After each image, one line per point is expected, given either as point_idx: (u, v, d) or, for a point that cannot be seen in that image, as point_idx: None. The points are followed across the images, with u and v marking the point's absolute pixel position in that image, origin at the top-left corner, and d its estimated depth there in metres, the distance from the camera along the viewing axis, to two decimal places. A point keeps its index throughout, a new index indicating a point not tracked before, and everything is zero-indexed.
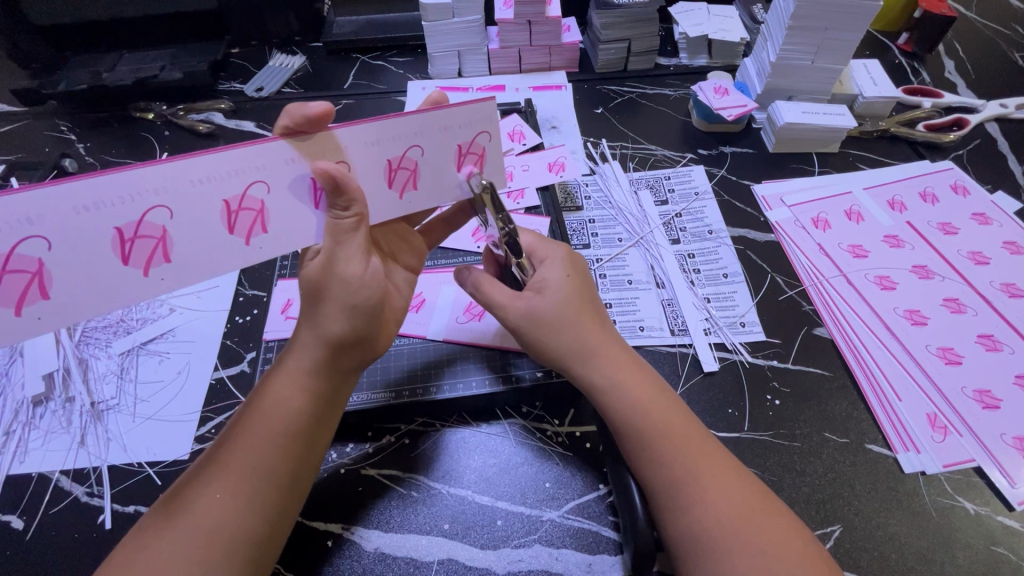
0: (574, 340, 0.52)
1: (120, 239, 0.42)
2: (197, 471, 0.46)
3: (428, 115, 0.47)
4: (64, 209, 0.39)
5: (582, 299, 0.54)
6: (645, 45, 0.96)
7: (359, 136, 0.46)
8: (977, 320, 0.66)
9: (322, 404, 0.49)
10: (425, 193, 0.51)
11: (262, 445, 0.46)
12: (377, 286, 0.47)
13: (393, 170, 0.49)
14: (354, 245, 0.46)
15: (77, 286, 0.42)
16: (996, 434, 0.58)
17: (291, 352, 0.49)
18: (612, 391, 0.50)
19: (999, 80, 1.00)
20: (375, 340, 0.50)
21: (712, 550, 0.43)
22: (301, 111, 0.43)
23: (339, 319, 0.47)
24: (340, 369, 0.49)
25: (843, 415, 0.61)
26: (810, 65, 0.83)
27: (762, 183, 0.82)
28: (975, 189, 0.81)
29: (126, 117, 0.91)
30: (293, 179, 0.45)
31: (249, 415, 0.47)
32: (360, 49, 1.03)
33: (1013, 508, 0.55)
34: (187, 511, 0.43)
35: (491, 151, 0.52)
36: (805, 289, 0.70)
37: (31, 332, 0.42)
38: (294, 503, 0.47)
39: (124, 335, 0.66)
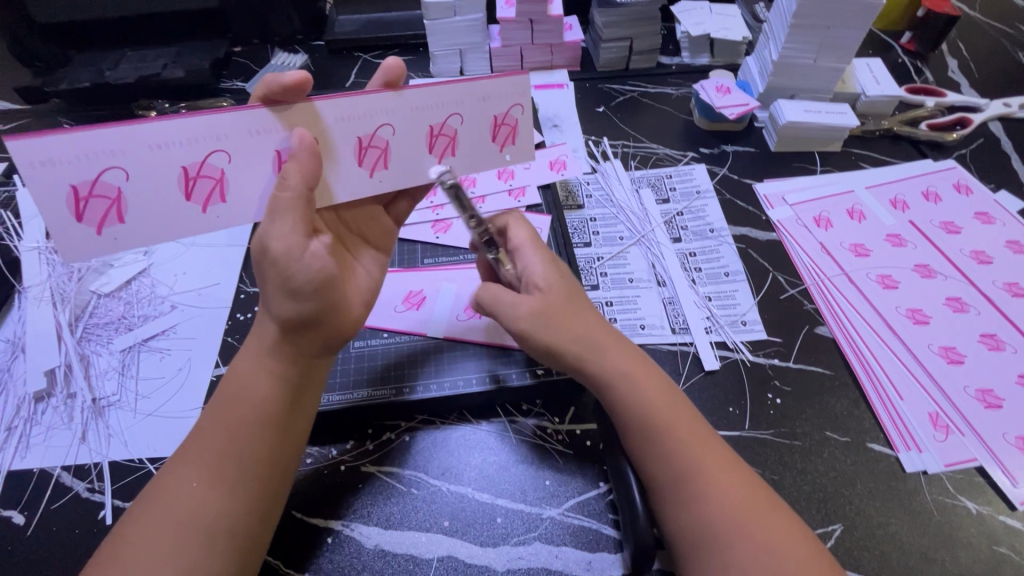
0: (570, 334, 0.51)
1: (185, 176, 0.46)
2: (176, 462, 0.46)
3: (466, 86, 0.50)
4: (139, 146, 0.44)
5: (572, 293, 0.54)
6: (647, 44, 0.96)
7: (403, 103, 0.49)
8: (980, 319, 0.66)
9: (290, 388, 0.49)
10: (463, 160, 0.53)
11: (233, 434, 0.46)
12: (312, 266, 0.45)
13: (435, 136, 0.52)
14: (286, 221, 0.44)
15: (147, 215, 0.46)
16: (998, 434, 0.58)
17: (252, 338, 0.50)
18: (622, 390, 0.49)
19: (1003, 79, 1.00)
20: (337, 319, 0.50)
21: (717, 546, 0.43)
22: (277, 81, 0.46)
23: (283, 300, 0.46)
24: (300, 352, 0.49)
25: (845, 414, 0.60)
26: (812, 64, 0.83)
27: (763, 182, 0.82)
28: (978, 188, 0.81)
29: (127, 115, 0.91)
30: (347, 139, 0.49)
31: (219, 403, 0.48)
32: (362, 48, 1.04)
33: (1014, 508, 0.54)
34: (168, 500, 0.44)
35: (524, 124, 0.54)
36: (806, 288, 0.70)
37: (108, 251, 0.47)
38: (272, 491, 0.47)
39: (125, 332, 0.66)
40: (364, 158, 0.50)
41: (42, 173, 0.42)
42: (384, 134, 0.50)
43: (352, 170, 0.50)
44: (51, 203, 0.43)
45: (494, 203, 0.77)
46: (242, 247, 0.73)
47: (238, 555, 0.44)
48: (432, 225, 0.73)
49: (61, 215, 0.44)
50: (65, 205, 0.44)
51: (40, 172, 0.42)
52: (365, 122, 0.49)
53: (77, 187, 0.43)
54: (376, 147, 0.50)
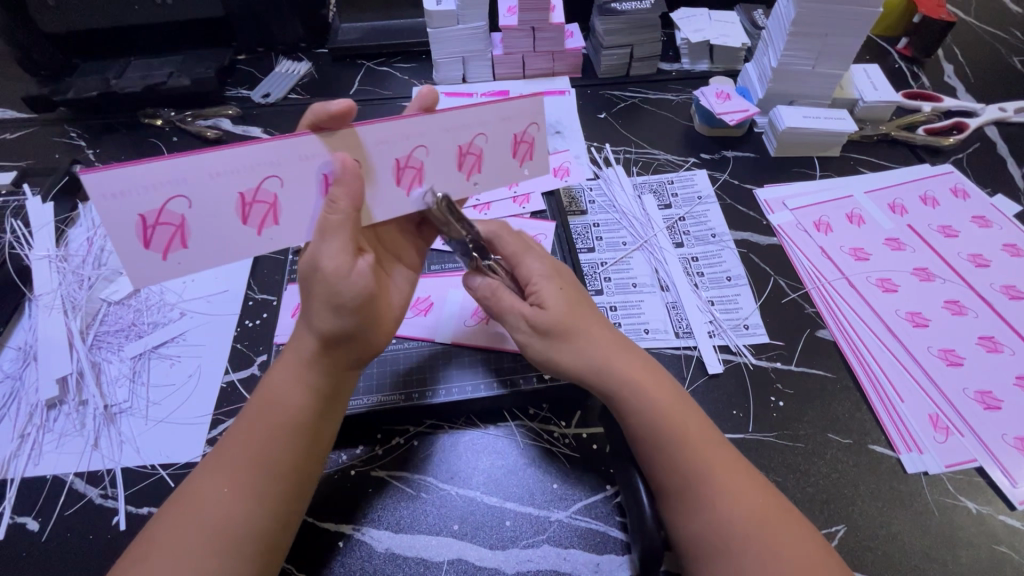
0: (582, 349, 0.52)
1: (242, 202, 0.47)
2: (207, 467, 0.47)
3: (491, 106, 0.51)
4: (199, 174, 0.45)
5: (580, 307, 0.55)
6: (647, 51, 0.98)
7: (436, 124, 0.49)
8: (979, 321, 0.67)
9: (324, 399, 0.50)
10: (489, 177, 0.54)
11: (266, 441, 0.47)
12: (358, 284, 0.47)
13: (462, 155, 0.52)
14: (337, 240, 0.46)
15: (208, 240, 0.47)
16: (998, 435, 0.59)
17: (291, 350, 0.51)
18: (625, 399, 0.50)
19: (998, 84, 1.02)
20: (372, 334, 0.51)
21: (730, 547, 0.44)
22: (323, 109, 0.47)
23: (329, 315, 0.47)
24: (337, 364, 0.50)
25: (847, 416, 0.61)
26: (811, 71, 0.84)
27: (764, 187, 0.83)
28: (975, 192, 0.82)
29: (134, 123, 0.92)
30: (385, 162, 0.49)
31: (253, 411, 0.49)
32: (365, 56, 1.05)
33: (1014, 507, 0.55)
34: (197, 503, 0.45)
35: (541, 141, 0.55)
36: (807, 292, 0.71)
37: (172, 276, 0.48)
38: (300, 498, 0.48)
39: (136, 339, 0.67)
40: (401, 177, 0.51)
41: (112, 204, 0.43)
42: (419, 155, 0.50)
43: (390, 191, 0.51)
44: (121, 232, 0.44)
45: (499, 209, 0.78)
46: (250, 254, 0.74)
47: (262, 560, 0.45)
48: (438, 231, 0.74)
49: (129, 243, 0.45)
50: (133, 233, 0.45)
51: (110, 203, 0.43)
52: (400, 144, 0.49)
53: (145, 216, 0.44)
54: (411, 167, 0.51)
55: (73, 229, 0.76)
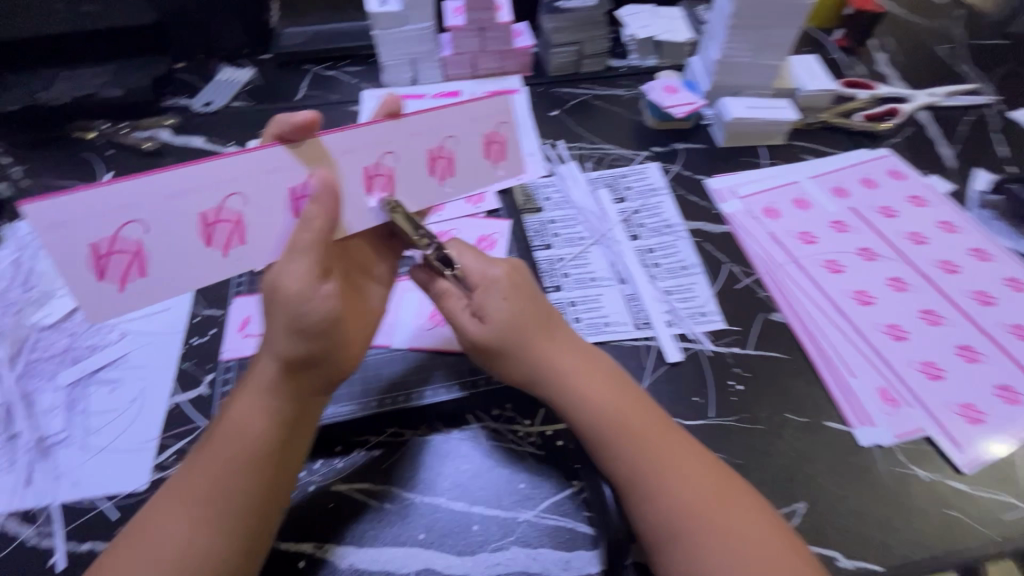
0: (525, 359, 0.51)
1: (202, 223, 0.45)
2: (161, 504, 0.44)
3: (455, 108, 0.51)
4: (153, 198, 0.43)
5: (529, 315, 0.52)
6: (596, 48, 0.99)
7: (402, 130, 0.49)
8: (920, 296, 0.70)
9: (287, 428, 0.47)
10: (461, 180, 0.54)
11: (227, 473, 0.44)
12: (321, 308, 0.44)
13: (433, 160, 0.52)
14: (303, 262, 0.44)
15: (170, 264, 0.45)
16: (942, 403, 0.61)
17: (253, 375, 0.48)
18: (583, 397, 0.50)
19: (926, 71, 1.07)
20: (339, 355, 0.49)
21: (683, 539, 0.44)
22: (289, 121, 0.46)
23: (291, 340, 0.45)
24: (306, 390, 0.48)
25: (802, 395, 0.63)
26: (753, 62, 0.86)
27: (714, 177, 0.85)
28: (911, 174, 0.86)
29: (65, 137, 0.87)
30: (354, 171, 0.49)
31: (211, 442, 0.46)
32: (312, 60, 1.02)
33: (961, 472, 0.58)
34: (154, 545, 0.42)
35: (512, 140, 0.55)
36: (760, 277, 0.73)
37: (136, 305, 0.46)
38: (266, 529, 0.46)
39: (71, 365, 0.63)
40: (372, 185, 0.50)
41: (60, 235, 0.41)
42: (388, 161, 0.50)
43: (361, 199, 0.50)
44: (74, 263, 0.43)
45: (453, 210, 0.77)
46: None
47: None
48: None
49: (83, 275, 0.43)
50: (87, 263, 0.43)
51: (57, 235, 0.41)
52: (368, 152, 0.49)
53: (98, 245, 0.43)
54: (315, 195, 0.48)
55: None
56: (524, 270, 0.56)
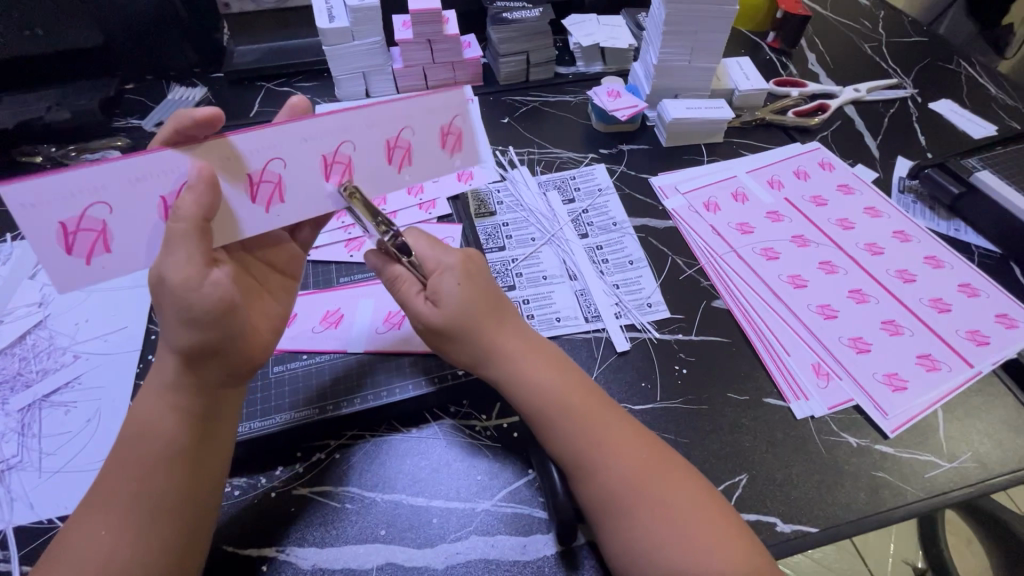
0: (472, 349, 0.54)
1: (164, 205, 0.47)
2: (78, 514, 0.45)
3: (415, 99, 0.51)
4: (119, 180, 0.45)
5: (482, 302, 0.55)
6: (543, 57, 1.03)
7: (356, 120, 0.49)
8: (848, 277, 0.75)
9: (199, 420, 0.48)
10: (421, 170, 0.54)
11: (140, 473, 0.45)
12: (211, 295, 0.45)
13: (391, 148, 0.52)
14: (182, 252, 0.44)
15: (134, 243, 0.47)
16: (869, 374, 0.66)
17: (154, 376, 0.49)
18: (527, 381, 0.52)
19: (853, 68, 1.14)
20: (243, 343, 0.50)
21: (624, 514, 0.47)
22: (188, 116, 0.49)
23: (183, 330, 0.46)
24: (208, 382, 0.49)
25: (743, 375, 0.67)
26: (688, 65, 0.91)
27: (658, 175, 0.89)
28: (839, 164, 0.92)
29: (10, 162, 0.86)
30: (309, 159, 0.49)
31: (118, 447, 0.47)
32: (265, 77, 1.03)
33: (887, 436, 0.62)
34: (71, 553, 0.42)
35: (468, 131, 0.55)
36: (701, 267, 0.77)
37: (100, 281, 0.47)
38: (195, 526, 0.46)
39: (23, 389, 0.63)
40: (328, 174, 0.51)
41: (29, 212, 0.43)
42: (347, 150, 0.50)
43: (315, 185, 0.51)
44: (41, 239, 0.44)
45: (406, 217, 0.79)
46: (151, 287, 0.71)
47: None
48: (345, 244, 0.75)
49: (51, 250, 0.45)
50: (54, 239, 0.44)
51: (26, 212, 0.43)
52: (324, 141, 0.49)
53: (65, 223, 0.44)
54: (269, 181, 0.49)
55: None
56: (477, 259, 0.58)
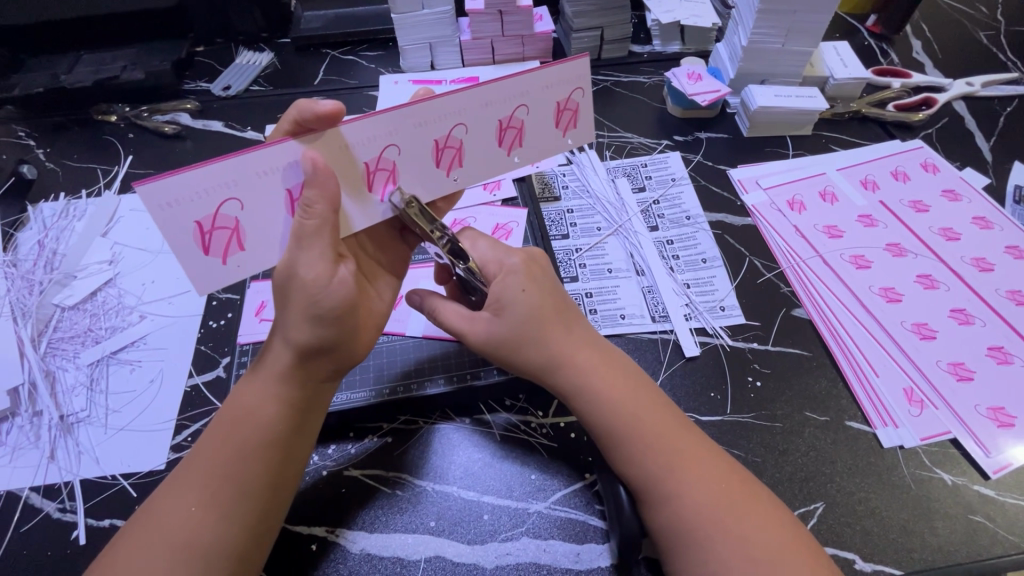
0: (538, 356, 0.50)
1: (289, 199, 0.45)
2: (173, 485, 0.45)
3: (533, 75, 0.47)
4: (247, 175, 0.42)
5: (549, 309, 0.51)
6: (618, 33, 0.96)
7: (473, 100, 0.46)
8: (950, 294, 0.68)
9: (297, 411, 0.48)
10: (531, 152, 0.51)
11: (237, 455, 0.45)
12: (336, 294, 0.44)
13: (502, 130, 0.49)
14: (316, 249, 0.44)
15: (265, 238, 0.46)
16: (971, 405, 0.59)
17: (264, 362, 0.48)
18: (592, 394, 0.49)
19: (965, 59, 1.02)
20: (351, 344, 0.48)
21: (699, 546, 0.43)
22: (311, 108, 0.44)
23: (307, 326, 0.45)
24: (312, 377, 0.48)
25: (823, 394, 0.61)
26: (781, 49, 0.83)
27: (737, 167, 0.82)
28: (944, 166, 0.82)
29: (87, 120, 0.88)
30: (424, 144, 0.47)
31: (220, 427, 0.47)
32: (330, 45, 1.01)
33: (988, 477, 0.56)
34: (162, 525, 0.43)
35: (586, 107, 0.51)
36: (782, 271, 0.71)
37: (234, 280, 0.46)
38: (277, 513, 0.46)
39: (93, 345, 0.64)
40: (441, 159, 0.49)
41: (170, 213, 0.41)
42: (459, 134, 0.48)
43: (429, 173, 0.49)
44: (180, 240, 0.43)
45: (469, 198, 0.76)
46: None
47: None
48: None
49: (189, 251, 0.43)
50: (192, 240, 0.43)
51: (167, 213, 0.41)
52: (439, 124, 0.46)
53: (201, 222, 0.42)
54: (383, 169, 0.47)
55: (23, 232, 0.74)
56: (540, 259, 0.55)
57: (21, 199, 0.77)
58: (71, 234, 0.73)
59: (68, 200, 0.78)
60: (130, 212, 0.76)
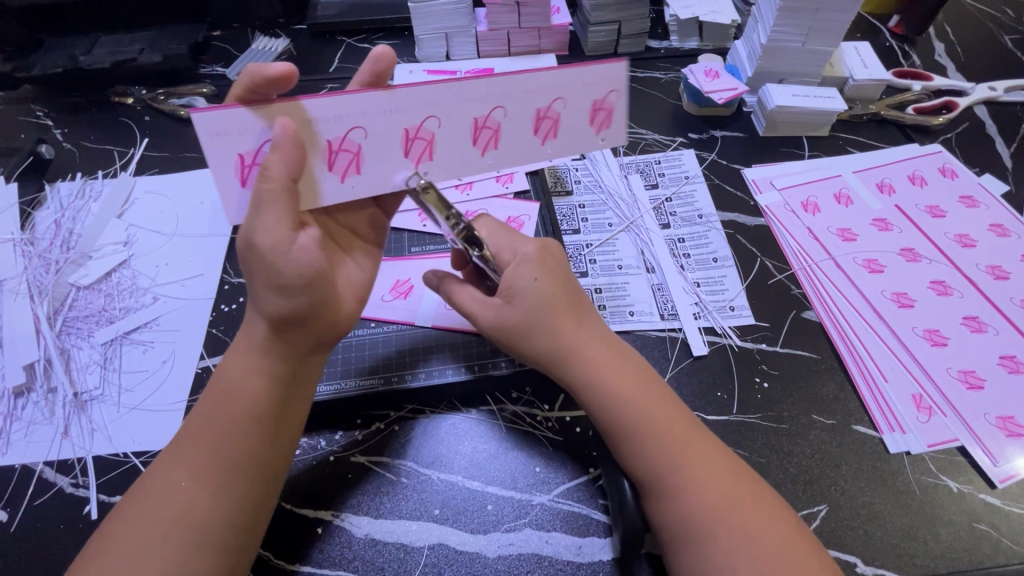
0: (547, 346, 0.50)
1: (328, 150, 0.45)
2: (165, 459, 0.46)
3: (577, 70, 0.47)
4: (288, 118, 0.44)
5: (561, 300, 0.51)
6: (635, 28, 0.95)
7: (515, 85, 0.46)
8: (964, 301, 0.67)
9: (279, 382, 0.48)
10: (564, 145, 0.50)
11: (220, 425, 0.46)
12: (297, 262, 0.44)
13: (540, 118, 0.49)
14: (272, 214, 0.43)
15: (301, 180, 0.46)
16: (980, 414, 0.59)
17: (246, 335, 0.49)
18: (598, 389, 0.49)
19: (989, 63, 1.00)
20: (327, 314, 0.48)
21: (702, 543, 0.43)
22: (260, 73, 0.44)
23: (273, 295, 0.45)
24: (293, 348, 0.48)
25: (831, 397, 0.61)
26: (801, 47, 0.82)
27: (752, 167, 0.82)
28: (963, 171, 0.81)
29: (104, 101, 0.89)
30: (462, 121, 0.47)
31: (207, 401, 0.48)
32: (346, 32, 1.01)
33: (995, 486, 0.56)
34: (154, 495, 0.44)
35: (621, 108, 0.50)
36: (794, 273, 0.70)
37: None
38: (264, 485, 0.47)
39: (107, 325, 0.65)
40: (477, 138, 0.49)
41: (215, 143, 0.43)
42: (497, 116, 0.48)
43: (464, 149, 0.49)
44: (223, 172, 0.44)
45: (481, 189, 0.76)
46: (226, 237, 0.72)
47: (223, 546, 0.44)
48: (419, 213, 0.72)
49: (230, 182, 0.45)
50: (233, 172, 0.45)
51: (213, 143, 0.43)
52: (480, 103, 0.47)
53: (244, 155, 0.44)
54: (422, 138, 0.47)
55: (40, 211, 0.75)
56: (554, 248, 0.54)
57: (39, 178, 0.78)
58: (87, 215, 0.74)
59: (84, 181, 0.79)
60: (145, 195, 0.77)
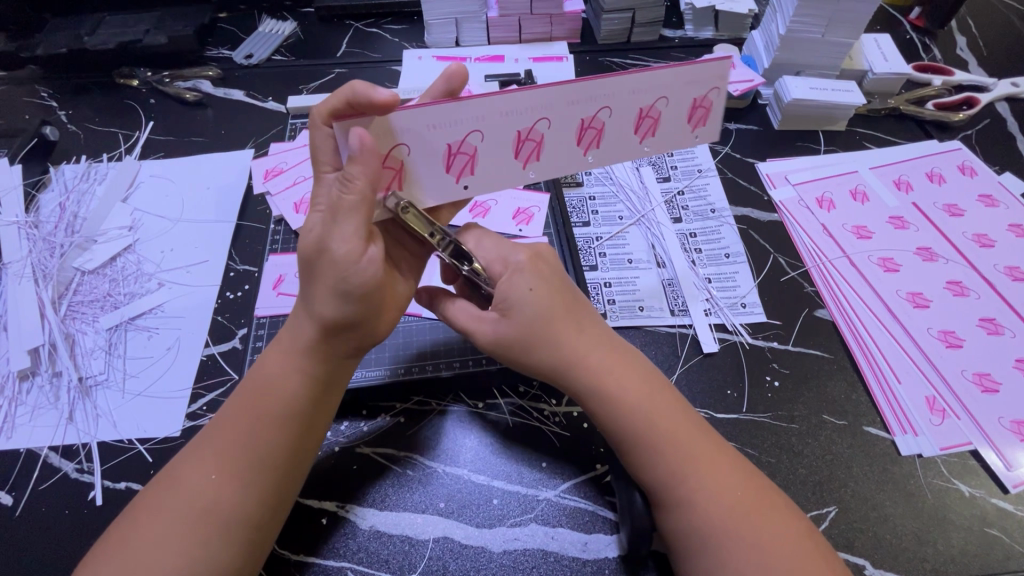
0: (549, 357, 0.49)
1: (447, 153, 0.46)
2: (192, 453, 0.46)
3: (676, 68, 0.48)
4: (417, 125, 0.44)
5: (556, 303, 0.50)
6: (649, 16, 0.93)
7: (623, 86, 0.47)
8: (980, 303, 0.66)
9: (318, 386, 0.48)
10: (662, 142, 0.51)
11: (256, 425, 0.46)
12: (366, 272, 0.43)
13: (641, 118, 0.50)
14: (350, 224, 0.42)
15: (422, 181, 0.47)
16: (994, 417, 0.58)
17: (289, 334, 0.48)
18: (605, 398, 0.48)
19: (1010, 58, 0.98)
20: (376, 323, 0.48)
21: (709, 551, 0.43)
22: (367, 93, 0.41)
23: (333, 302, 0.44)
24: (334, 353, 0.48)
25: (842, 397, 0.60)
26: (820, 39, 0.80)
27: (766, 161, 0.80)
28: (983, 170, 0.79)
29: (108, 83, 0.88)
30: (569, 122, 0.47)
31: (242, 396, 0.47)
32: (355, 16, 0.99)
33: (1008, 491, 0.55)
34: (181, 490, 0.43)
35: (718, 106, 0.51)
36: (807, 270, 0.69)
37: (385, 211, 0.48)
38: (292, 484, 0.47)
39: (111, 310, 0.65)
40: (581, 138, 0.49)
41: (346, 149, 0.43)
42: (603, 116, 0.48)
43: (569, 151, 0.49)
44: None
45: None
46: (230, 224, 0.71)
47: (251, 541, 0.44)
48: None
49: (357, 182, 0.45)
50: None
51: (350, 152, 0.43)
52: (587, 104, 0.47)
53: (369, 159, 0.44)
54: (533, 139, 0.48)
55: (44, 194, 0.75)
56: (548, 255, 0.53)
57: (43, 160, 0.78)
58: (91, 198, 0.73)
59: (89, 164, 0.78)
60: (150, 179, 0.76)
